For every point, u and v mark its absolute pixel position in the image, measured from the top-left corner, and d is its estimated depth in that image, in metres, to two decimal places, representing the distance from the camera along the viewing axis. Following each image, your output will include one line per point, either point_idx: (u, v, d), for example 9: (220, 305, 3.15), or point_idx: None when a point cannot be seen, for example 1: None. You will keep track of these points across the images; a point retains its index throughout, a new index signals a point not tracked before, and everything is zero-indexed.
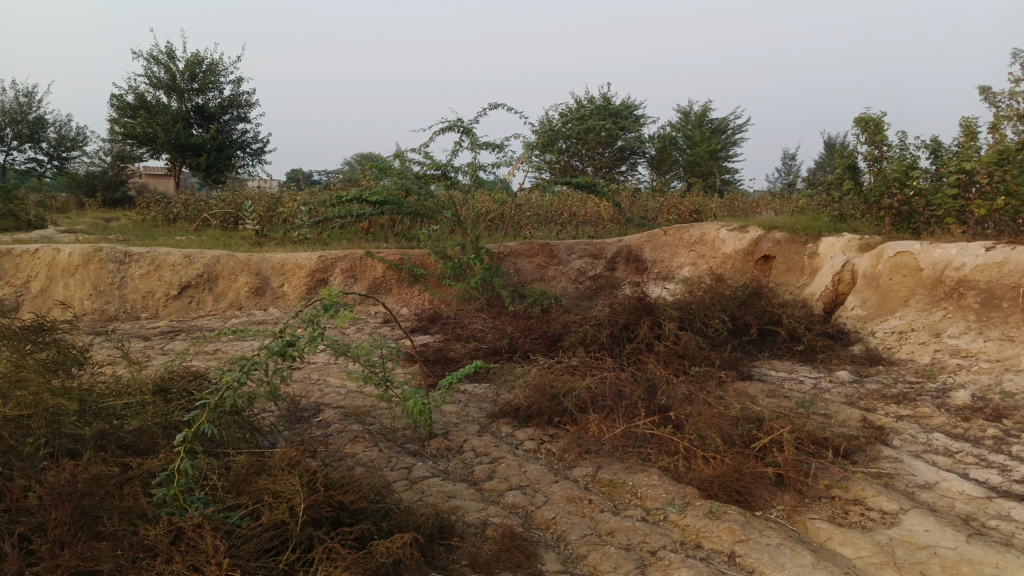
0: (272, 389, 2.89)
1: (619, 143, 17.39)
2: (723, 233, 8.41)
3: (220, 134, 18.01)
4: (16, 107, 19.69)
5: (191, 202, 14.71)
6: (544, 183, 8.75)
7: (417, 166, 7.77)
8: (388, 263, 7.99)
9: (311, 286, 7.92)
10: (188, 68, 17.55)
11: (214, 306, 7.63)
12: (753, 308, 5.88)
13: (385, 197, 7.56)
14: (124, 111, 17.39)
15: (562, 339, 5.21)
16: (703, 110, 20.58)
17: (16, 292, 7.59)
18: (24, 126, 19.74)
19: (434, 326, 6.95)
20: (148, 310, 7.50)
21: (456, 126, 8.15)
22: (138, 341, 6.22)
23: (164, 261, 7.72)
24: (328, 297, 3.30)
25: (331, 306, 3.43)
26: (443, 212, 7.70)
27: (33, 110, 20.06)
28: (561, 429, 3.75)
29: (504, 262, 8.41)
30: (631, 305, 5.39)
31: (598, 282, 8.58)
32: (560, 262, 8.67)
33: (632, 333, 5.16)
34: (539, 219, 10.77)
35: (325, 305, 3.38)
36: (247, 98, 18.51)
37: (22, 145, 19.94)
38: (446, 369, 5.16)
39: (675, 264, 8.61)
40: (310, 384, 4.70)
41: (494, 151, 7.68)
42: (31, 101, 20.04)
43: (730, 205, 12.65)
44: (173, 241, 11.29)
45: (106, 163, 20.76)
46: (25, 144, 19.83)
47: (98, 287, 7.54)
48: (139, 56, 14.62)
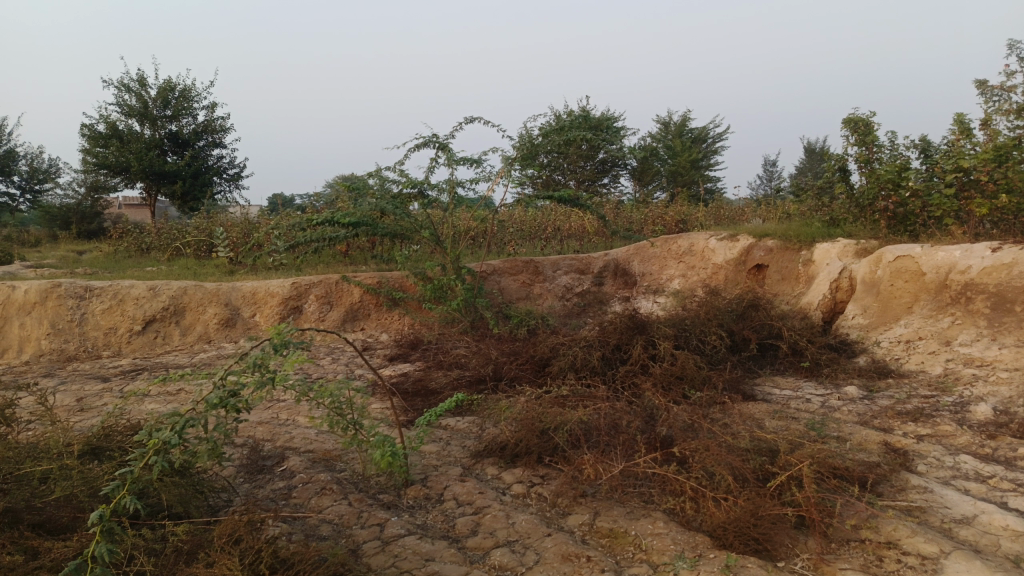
0: (212, 446, 2.52)
1: (600, 155, 17.13)
2: (713, 242, 8.10)
3: (195, 160, 17.59)
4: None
5: (164, 231, 14.28)
6: (525, 197, 8.43)
7: (392, 185, 7.42)
8: (365, 287, 7.61)
9: (285, 314, 7.54)
10: (160, 95, 17.14)
11: (182, 340, 7.22)
12: (751, 322, 5.55)
13: (359, 218, 7.20)
14: (97, 141, 16.97)
15: (550, 364, 4.85)
16: (683, 119, 20.40)
17: None
18: None
19: (415, 352, 6.57)
20: (110, 348, 7.06)
21: (432, 142, 7.82)
22: (96, 382, 5.80)
23: (128, 294, 7.30)
24: (277, 338, 2.94)
25: (282, 346, 3.08)
26: (420, 232, 7.34)
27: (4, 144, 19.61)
28: (553, 469, 3.38)
29: (487, 281, 8.05)
30: (623, 324, 5.04)
31: (586, 299, 8.23)
32: (546, 279, 8.32)
33: (625, 354, 4.82)
34: (522, 235, 10.42)
35: (274, 346, 3.03)
36: (222, 123, 18.11)
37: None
38: (426, 402, 4.78)
39: (665, 276, 8.28)
40: (277, 426, 4.30)
41: (472, 166, 7.35)
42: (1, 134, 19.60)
43: (715, 213, 12.36)
44: (144, 272, 10.86)
45: (80, 194, 20.30)
46: None
47: (57, 325, 7.10)
48: (109, 84, 14.24)
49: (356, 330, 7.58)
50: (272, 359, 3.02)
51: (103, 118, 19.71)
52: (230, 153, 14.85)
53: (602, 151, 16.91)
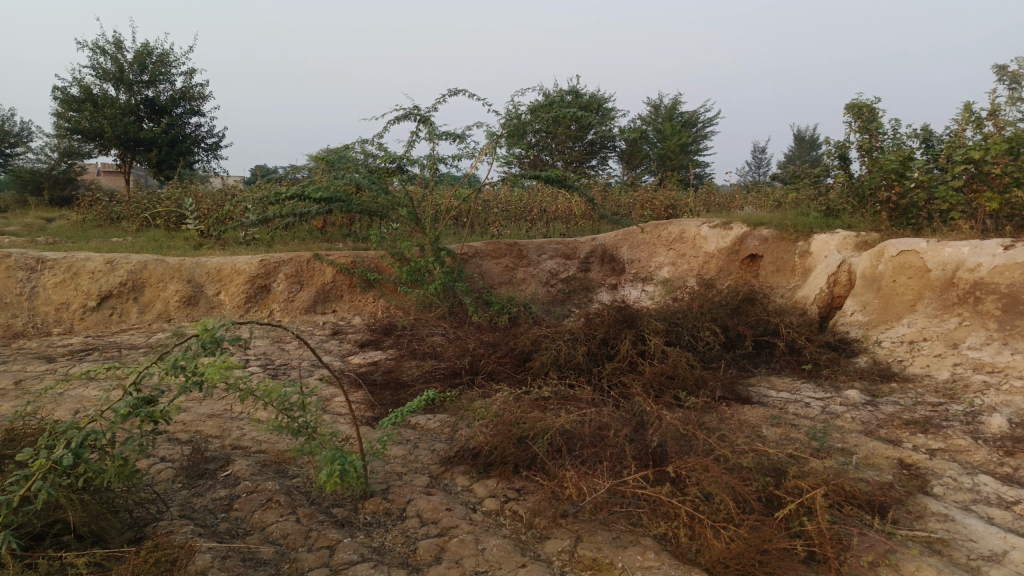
0: (117, 463, 2.22)
1: (589, 135, 16.67)
2: (705, 230, 7.74)
3: (172, 128, 16.92)
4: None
5: (134, 201, 13.70)
6: (511, 176, 8.00)
7: (368, 158, 6.93)
8: (339, 267, 7.19)
9: (252, 294, 7.11)
10: (137, 59, 16.43)
11: (139, 319, 6.77)
12: (746, 317, 5.21)
13: (332, 194, 6.77)
14: (70, 104, 16.29)
15: (532, 358, 4.47)
16: (674, 102, 19.96)
17: None
18: None
19: (388, 338, 6.18)
20: (62, 325, 6.59)
21: (412, 114, 7.36)
22: (39, 363, 5.36)
23: (83, 267, 6.83)
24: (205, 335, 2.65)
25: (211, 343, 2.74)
26: (397, 210, 6.91)
27: None
28: (531, 482, 3.01)
29: (468, 263, 7.64)
30: (611, 317, 4.67)
31: (571, 285, 7.87)
32: (530, 263, 7.92)
33: (612, 350, 4.46)
34: (507, 216, 10.01)
35: (202, 344, 2.72)
36: (201, 90, 17.42)
37: None
38: (395, 396, 4.39)
39: (654, 264, 7.93)
40: (229, 422, 3.91)
41: (455, 141, 6.92)
42: None
43: (705, 199, 12.00)
44: (109, 244, 10.33)
45: (52, 159, 19.56)
46: None
47: (4, 299, 6.61)
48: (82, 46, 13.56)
49: (327, 312, 7.17)
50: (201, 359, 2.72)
51: (77, 80, 18.96)
52: (207, 122, 14.27)
53: (592, 131, 16.45)
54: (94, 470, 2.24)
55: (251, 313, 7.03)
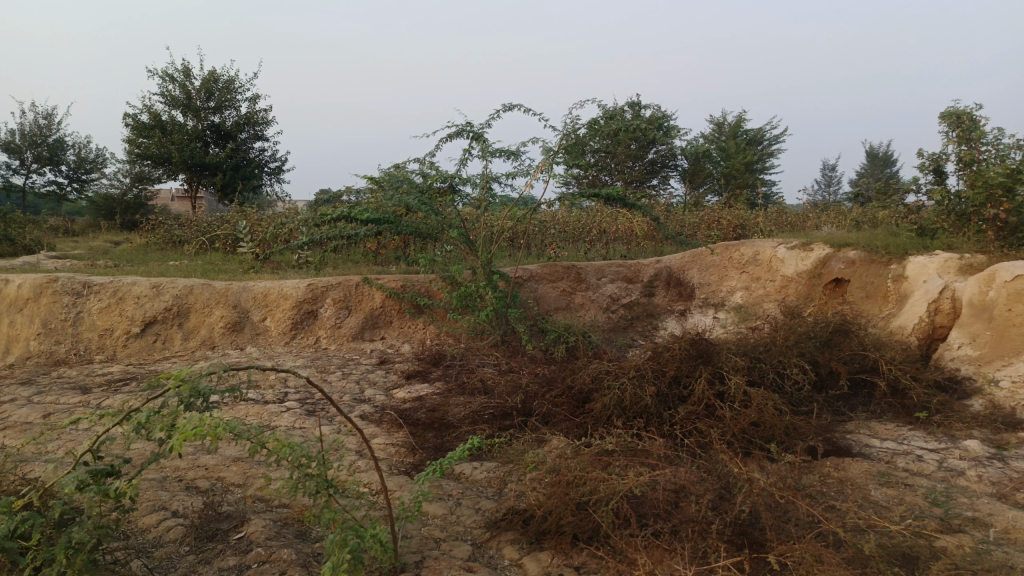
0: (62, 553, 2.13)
1: (650, 153, 16.08)
2: (781, 251, 7.12)
3: (236, 153, 17.09)
4: (36, 130, 19.12)
5: (195, 224, 13.80)
6: (569, 195, 7.54)
7: (419, 177, 6.57)
8: (387, 291, 6.83)
9: (298, 319, 6.79)
10: (203, 86, 16.69)
11: (183, 345, 6.52)
12: (838, 352, 4.58)
13: (380, 216, 6.46)
14: (140, 131, 16.66)
15: (592, 397, 3.95)
16: (737, 119, 19.22)
17: None
18: (45, 150, 19.22)
19: (437, 368, 5.75)
20: (104, 352, 6.39)
21: (466, 131, 6.97)
22: (74, 393, 5.13)
23: (129, 292, 6.66)
24: (186, 393, 2.42)
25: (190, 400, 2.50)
26: (448, 232, 6.50)
27: (54, 133, 19.53)
28: (593, 560, 2.49)
29: (523, 288, 7.18)
30: (682, 351, 4.12)
31: (634, 311, 7.31)
32: (589, 288, 7.40)
33: (684, 390, 3.92)
34: (565, 237, 9.53)
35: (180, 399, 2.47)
36: (264, 115, 17.59)
37: (42, 169, 19.38)
38: (439, 438, 3.94)
39: (725, 289, 7.34)
40: (256, 468, 3.54)
41: (509, 159, 6.51)
42: (51, 123, 19.50)
43: (776, 218, 11.27)
44: (165, 267, 10.28)
45: (124, 185, 20.08)
46: (45, 168, 19.31)
47: (49, 325, 6.46)
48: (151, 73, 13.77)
49: (375, 339, 6.79)
50: (177, 417, 2.49)
51: (147, 108, 19.43)
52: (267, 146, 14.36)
53: (652, 149, 15.89)
54: (41, 558, 2.20)
55: (296, 340, 6.72)
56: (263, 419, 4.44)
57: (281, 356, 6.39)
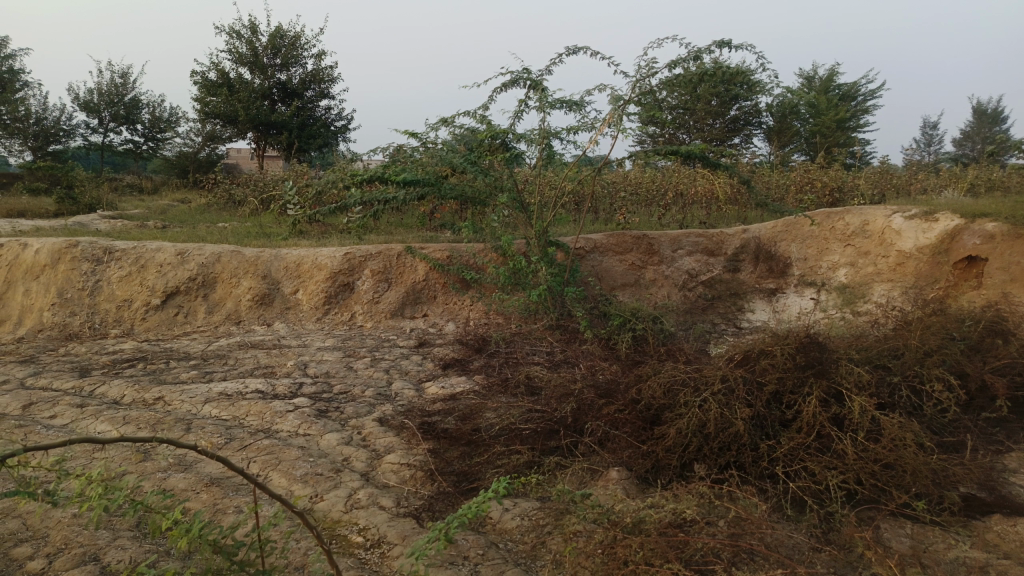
0: None
1: (732, 108, 14.61)
2: (897, 221, 6.04)
3: (301, 111, 16.49)
4: (112, 89, 19.05)
5: (253, 183, 13.34)
6: (643, 153, 6.50)
7: (467, 133, 5.68)
8: (431, 262, 6.02)
9: (332, 293, 6.06)
10: (270, 43, 16.08)
11: (206, 320, 5.90)
12: (993, 359, 3.51)
13: (421, 176, 5.59)
14: (208, 89, 16.28)
15: (664, 416, 3.04)
16: (831, 72, 17.42)
17: None
18: (121, 108, 19.19)
19: (479, 356, 4.91)
20: (121, 325, 5.82)
21: (522, 78, 6.02)
22: (70, 376, 4.54)
23: (152, 259, 6.10)
24: None
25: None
26: (499, 196, 5.59)
27: (129, 91, 19.48)
28: None
29: (586, 260, 6.23)
30: (786, 357, 3.15)
31: (715, 290, 6.26)
32: (663, 261, 6.37)
33: (787, 411, 2.97)
34: (637, 201, 8.47)
35: None
36: (330, 72, 16.89)
37: (118, 127, 19.40)
38: (465, 461, 3.11)
39: (825, 265, 6.26)
40: (229, 497, 2.81)
41: (571, 110, 5.53)
42: (127, 82, 19.41)
43: (880, 179, 9.84)
44: (213, 229, 9.77)
45: (194, 143, 19.93)
46: (120, 126, 19.32)
47: (65, 294, 5.94)
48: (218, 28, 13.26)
49: (417, 317, 6.02)
50: None
51: (215, 64, 19.08)
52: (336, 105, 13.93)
53: (735, 104, 14.45)
54: None
55: (330, 315, 5.99)
56: (264, 421, 3.71)
57: (311, 335, 5.67)
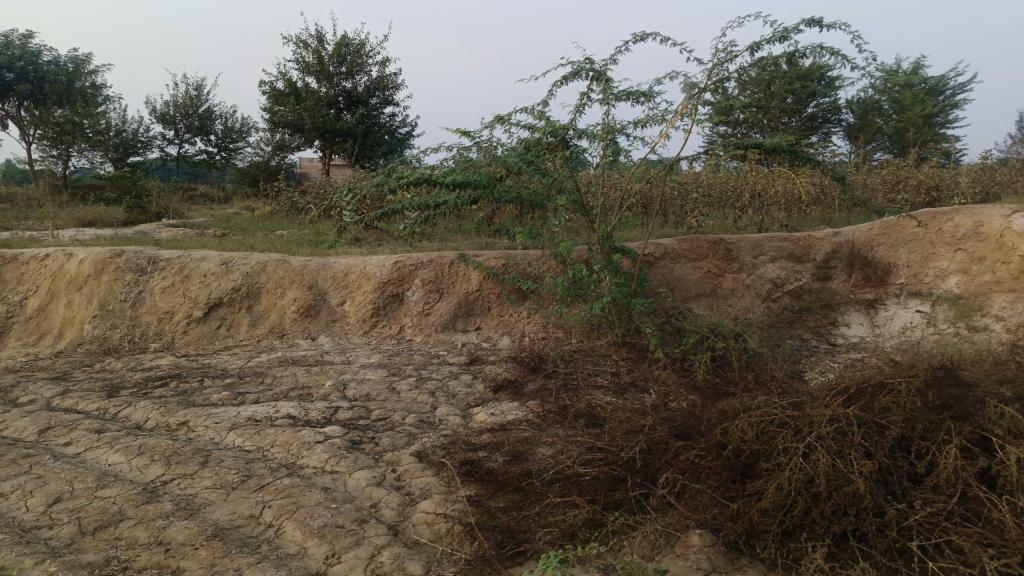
0: None
1: (809, 105, 13.67)
2: (1019, 221, 5.29)
3: (365, 119, 16.33)
4: (187, 101, 19.37)
5: (311, 190, 13.19)
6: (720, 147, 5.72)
7: (523, 131, 5.18)
8: (485, 271, 5.54)
9: (380, 304, 5.65)
10: (336, 51, 15.95)
11: (248, 333, 5.57)
12: None
13: (473, 177, 5.09)
14: (277, 99, 16.30)
15: (758, 466, 2.47)
16: (916, 66, 16.21)
17: (10, 313, 5.95)
18: (195, 119, 19.53)
19: (535, 377, 4.38)
20: (161, 339, 5.55)
21: (584, 70, 5.49)
22: (97, 396, 4.24)
23: (196, 269, 5.82)
24: None
25: None
26: (558, 198, 5.05)
27: (203, 102, 19.81)
28: None
29: (655, 268, 5.63)
30: (914, 393, 2.52)
31: (803, 301, 5.55)
32: (743, 268, 5.70)
33: (918, 464, 2.36)
34: (709, 203, 7.79)
35: None
36: (394, 79, 16.68)
37: (193, 138, 19.75)
38: (512, 514, 2.59)
39: (932, 273, 5.48)
40: (231, 557, 2.39)
41: (638, 102, 4.96)
42: (200, 93, 19.74)
43: (982, 176, 8.85)
44: (268, 237, 9.55)
45: (263, 152, 20.09)
46: (195, 137, 19.66)
47: (106, 306, 5.72)
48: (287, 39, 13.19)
49: (469, 331, 5.54)
50: None
51: (281, 74, 19.22)
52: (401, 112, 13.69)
53: (813, 101, 13.51)
54: None
55: (377, 329, 5.57)
56: (288, 454, 3.27)
57: (355, 350, 5.26)
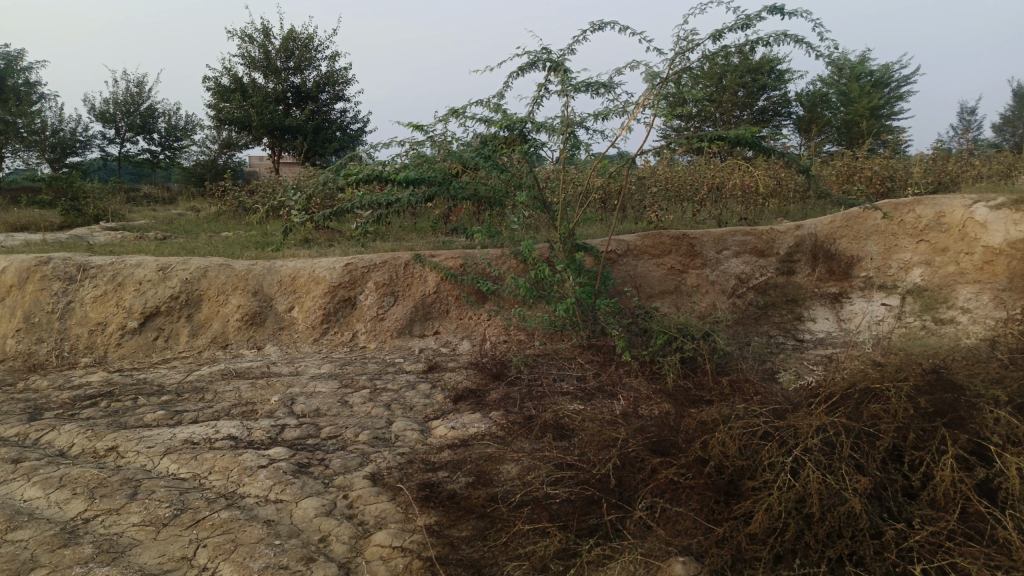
0: None
1: (760, 99, 13.72)
2: (981, 211, 5.25)
3: (315, 115, 15.84)
4: (127, 98, 18.58)
5: (259, 189, 12.71)
6: (681, 141, 5.51)
7: (479, 125, 4.93)
8: (442, 272, 5.28)
9: (332, 309, 5.34)
10: (283, 45, 15.45)
11: (189, 344, 5.21)
12: None
13: (427, 174, 4.81)
14: (222, 95, 15.70)
15: (743, 483, 2.28)
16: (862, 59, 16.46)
17: None
18: (137, 118, 18.73)
19: (497, 385, 4.15)
20: (93, 353, 5.15)
21: (540, 60, 5.26)
22: (15, 420, 3.86)
23: (130, 276, 5.43)
24: None
25: None
26: (516, 194, 4.81)
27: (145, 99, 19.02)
28: None
29: (618, 266, 5.45)
30: (905, 398, 2.36)
31: (768, 297, 5.43)
32: (707, 264, 5.55)
33: (913, 477, 2.20)
34: (668, 197, 7.64)
35: None
36: (345, 74, 16.23)
37: (135, 137, 18.95)
38: (477, 545, 2.35)
39: (896, 265, 5.41)
40: None
41: (598, 93, 4.75)
42: (142, 90, 18.95)
43: (934, 166, 8.91)
44: (211, 240, 9.10)
45: (210, 150, 19.39)
46: (137, 135, 18.86)
47: (31, 319, 5.30)
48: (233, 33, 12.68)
49: (427, 335, 5.28)
50: None
51: (226, 70, 18.57)
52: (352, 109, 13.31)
53: (764, 94, 13.57)
54: None
55: (329, 336, 5.27)
56: (229, 482, 2.98)
57: (305, 359, 4.95)
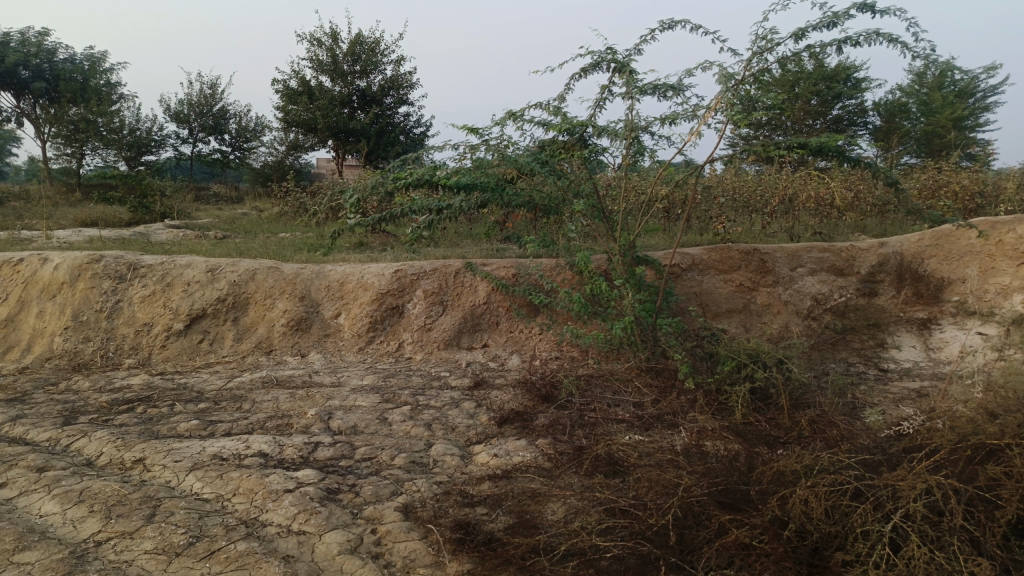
0: None
1: (835, 107, 13.01)
2: None
3: (379, 118, 15.85)
4: (200, 99, 19.01)
5: (319, 191, 12.72)
6: (755, 149, 5.12)
7: (538, 128, 4.65)
8: (494, 282, 5.01)
9: (379, 317, 5.13)
10: (350, 49, 15.51)
11: (233, 349, 5.08)
12: None
13: (480, 179, 4.54)
14: (290, 98, 15.87)
15: (832, 550, 2.02)
16: None
17: None
18: (209, 119, 19.15)
19: (546, 408, 3.85)
20: (138, 354, 5.07)
21: (605, 60, 4.94)
22: (50, 423, 3.76)
23: (179, 277, 5.35)
24: None
25: None
26: (574, 202, 4.51)
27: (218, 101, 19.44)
28: None
29: (682, 281, 5.08)
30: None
31: (847, 320, 4.97)
32: (780, 282, 5.13)
33: None
34: (736, 208, 7.19)
35: None
36: (409, 78, 16.19)
37: (206, 137, 19.37)
38: None
39: (993, 290, 4.89)
40: None
41: (666, 96, 4.41)
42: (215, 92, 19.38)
43: None
44: (265, 241, 9.06)
45: (276, 151, 19.67)
46: (208, 136, 19.27)
47: (80, 317, 5.26)
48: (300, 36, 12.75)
49: (475, 348, 5.02)
50: None
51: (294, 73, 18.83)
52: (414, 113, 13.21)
53: (838, 102, 12.86)
54: None
55: (374, 345, 5.06)
56: (251, 507, 2.76)
57: (348, 369, 4.75)
